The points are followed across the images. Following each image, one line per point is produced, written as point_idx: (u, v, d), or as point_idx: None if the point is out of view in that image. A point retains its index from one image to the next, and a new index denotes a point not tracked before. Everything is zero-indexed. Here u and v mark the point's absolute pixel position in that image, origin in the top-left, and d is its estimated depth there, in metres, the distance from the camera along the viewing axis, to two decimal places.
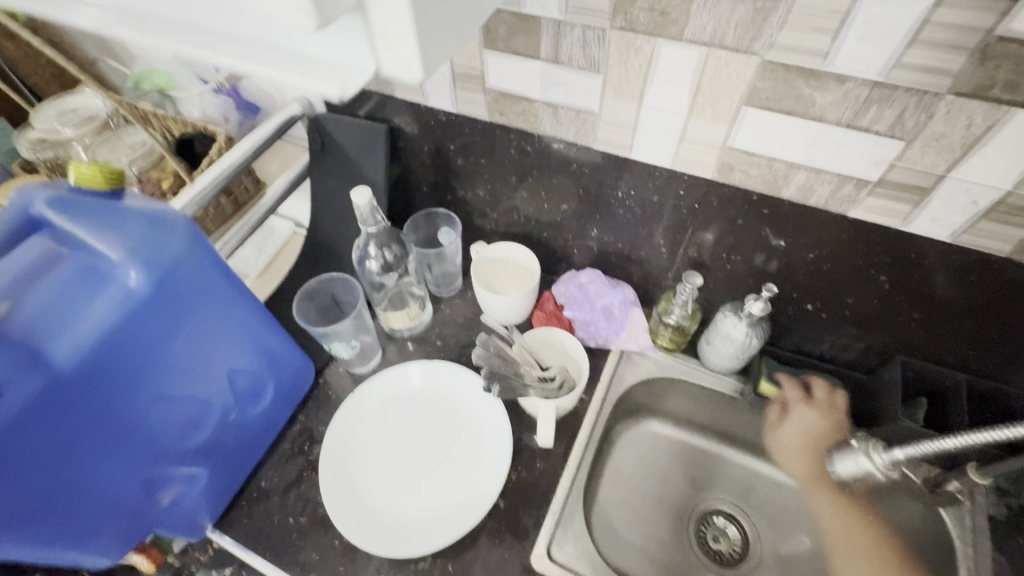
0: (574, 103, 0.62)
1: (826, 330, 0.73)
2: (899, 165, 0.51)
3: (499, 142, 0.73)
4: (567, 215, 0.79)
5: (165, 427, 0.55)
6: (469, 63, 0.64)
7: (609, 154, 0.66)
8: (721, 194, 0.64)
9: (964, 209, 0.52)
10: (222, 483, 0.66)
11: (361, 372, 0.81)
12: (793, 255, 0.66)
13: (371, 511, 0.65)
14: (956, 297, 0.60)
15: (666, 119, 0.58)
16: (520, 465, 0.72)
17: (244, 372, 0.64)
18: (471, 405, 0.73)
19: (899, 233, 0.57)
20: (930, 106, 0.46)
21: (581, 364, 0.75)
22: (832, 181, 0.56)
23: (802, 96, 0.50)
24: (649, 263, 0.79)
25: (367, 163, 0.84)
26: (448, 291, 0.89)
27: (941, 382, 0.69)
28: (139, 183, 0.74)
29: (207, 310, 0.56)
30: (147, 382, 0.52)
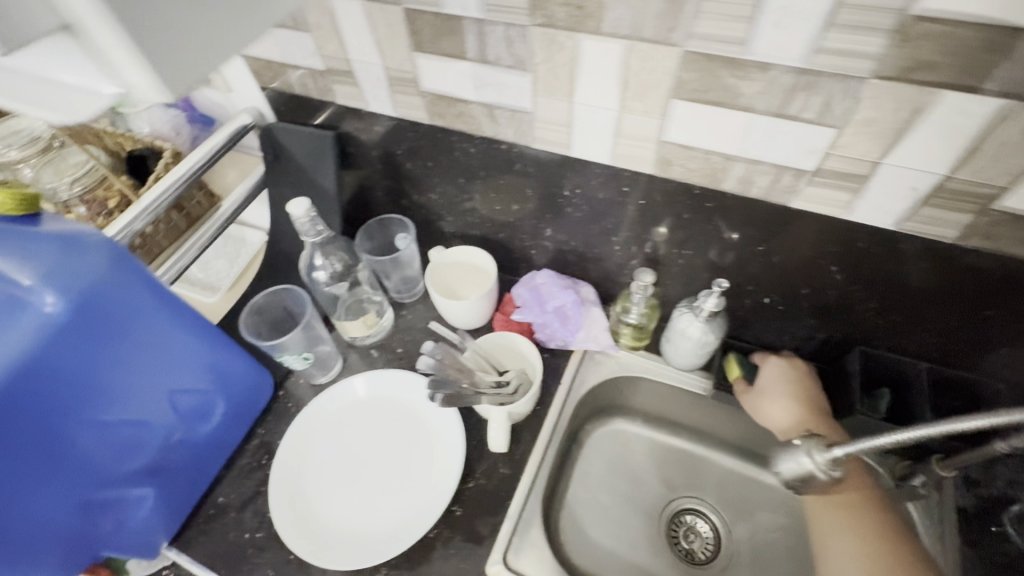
0: (508, 103, 0.61)
1: (787, 322, 0.71)
2: (833, 153, 0.49)
3: (444, 145, 0.72)
4: (520, 215, 0.77)
5: (100, 450, 0.55)
6: (401, 67, 0.63)
7: (551, 152, 0.65)
8: (664, 189, 0.62)
9: (905, 196, 0.50)
10: (174, 501, 0.66)
11: (322, 382, 0.80)
12: (744, 248, 0.64)
13: (321, 524, 0.65)
14: (908, 285, 0.59)
15: (599, 116, 0.57)
16: (477, 472, 0.71)
17: (187, 389, 0.64)
18: (425, 413, 0.72)
19: (844, 222, 0.55)
20: (856, 90, 0.44)
21: (536, 366, 0.74)
22: (771, 172, 0.54)
23: (728, 86, 0.48)
24: (606, 261, 0.78)
25: (319, 171, 0.83)
26: (410, 296, 0.88)
27: (905, 373, 0.67)
28: (83, 204, 0.74)
29: (136, 330, 0.56)
30: (75, 406, 0.52)
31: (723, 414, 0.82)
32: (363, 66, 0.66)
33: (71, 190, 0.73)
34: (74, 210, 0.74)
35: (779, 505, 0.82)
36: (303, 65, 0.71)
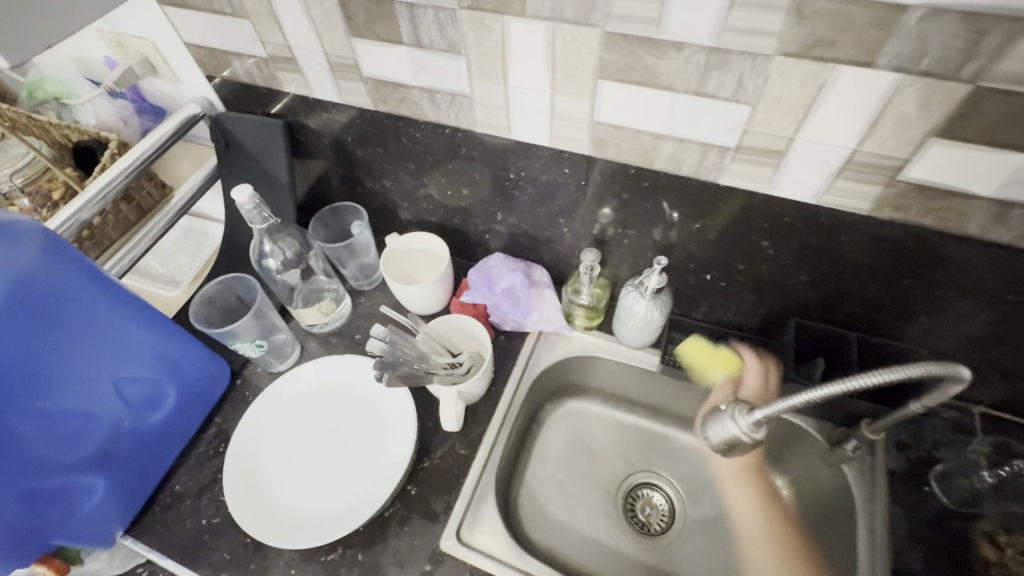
0: (447, 87, 0.62)
1: (728, 298, 0.74)
2: (751, 129, 0.51)
3: (391, 131, 0.72)
4: (471, 200, 0.79)
5: (42, 440, 0.55)
6: (340, 53, 0.64)
7: (493, 136, 0.66)
8: (603, 170, 0.64)
9: (820, 170, 0.52)
10: (127, 490, 0.66)
11: (280, 370, 0.81)
12: (683, 226, 0.66)
13: (273, 507, 0.66)
14: (833, 257, 0.61)
15: (533, 98, 0.58)
16: (433, 452, 0.72)
17: (135, 379, 0.64)
18: (379, 397, 0.73)
19: (770, 197, 0.57)
20: (764, 68, 0.46)
21: (486, 346, 0.75)
22: (697, 150, 0.56)
23: (649, 66, 0.50)
24: (557, 243, 0.79)
25: (271, 161, 0.83)
26: (368, 284, 0.89)
27: (840, 343, 0.70)
28: (26, 195, 0.73)
29: (74, 320, 0.56)
30: (13, 396, 0.52)
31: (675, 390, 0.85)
32: (304, 52, 0.66)
33: (12, 181, 0.72)
34: (16, 202, 0.73)
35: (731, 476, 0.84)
36: (246, 53, 0.71)
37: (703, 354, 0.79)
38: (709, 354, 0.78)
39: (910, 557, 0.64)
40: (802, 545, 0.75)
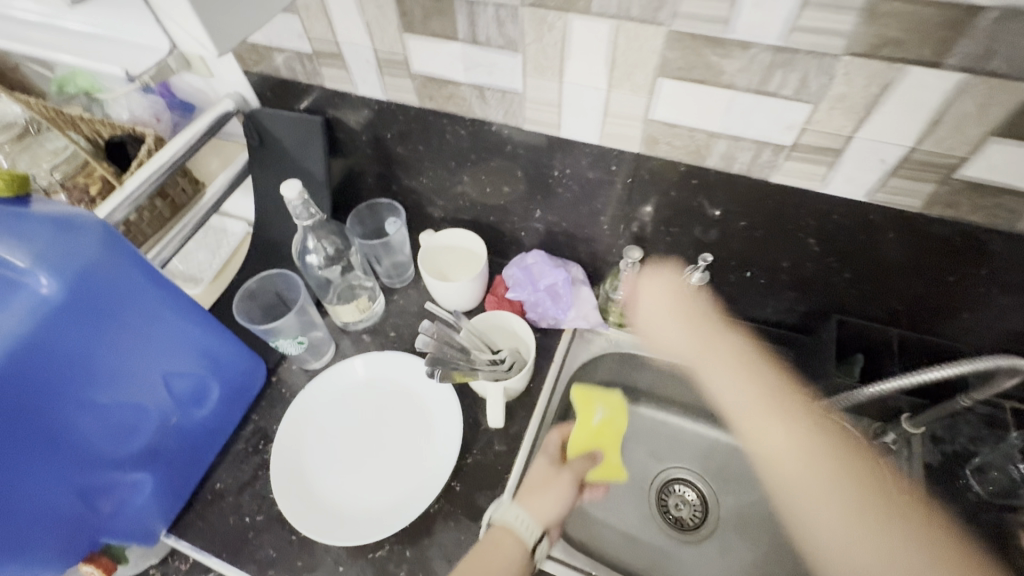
0: (498, 84, 0.62)
1: (766, 296, 0.75)
2: (810, 128, 0.52)
3: (434, 129, 0.73)
4: (510, 197, 0.79)
5: (97, 434, 0.55)
6: (391, 49, 0.64)
7: (541, 134, 0.66)
8: (651, 168, 0.64)
9: (875, 168, 0.53)
10: (171, 487, 0.66)
11: (316, 367, 0.80)
12: (727, 224, 0.67)
13: (322, 503, 0.65)
14: (878, 255, 0.62)
15: (588, 96, 0.59)
16: (475, 448, 0.72)
17: (182, 373, 0.64)
18: (422, 393, 0.73)
19: (820, 195, 0.59)
20: (830, 67, 0.47)
21: (528, 344, 0.75)
22: (751, 148, 0.57)
23: (711, 65, 0.50)
24: (595, 241, 0.80)
25: (308, 157, 0.83)
26: (401, 281, 0.89)
27: (879, 339, 0.71)
28: (64, 190, 0.72)
29: (130, 313, 0.55)
30: (72, 393, 0.51)
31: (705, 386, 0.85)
32: (352, 48, 0.66)
33: (50, 176, 0.71)
34: (53, 197, 0.71)
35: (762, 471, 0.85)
36: (289, 49, 0.71)
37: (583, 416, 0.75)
38: (583, 408, 0.75)
39: None
40: None
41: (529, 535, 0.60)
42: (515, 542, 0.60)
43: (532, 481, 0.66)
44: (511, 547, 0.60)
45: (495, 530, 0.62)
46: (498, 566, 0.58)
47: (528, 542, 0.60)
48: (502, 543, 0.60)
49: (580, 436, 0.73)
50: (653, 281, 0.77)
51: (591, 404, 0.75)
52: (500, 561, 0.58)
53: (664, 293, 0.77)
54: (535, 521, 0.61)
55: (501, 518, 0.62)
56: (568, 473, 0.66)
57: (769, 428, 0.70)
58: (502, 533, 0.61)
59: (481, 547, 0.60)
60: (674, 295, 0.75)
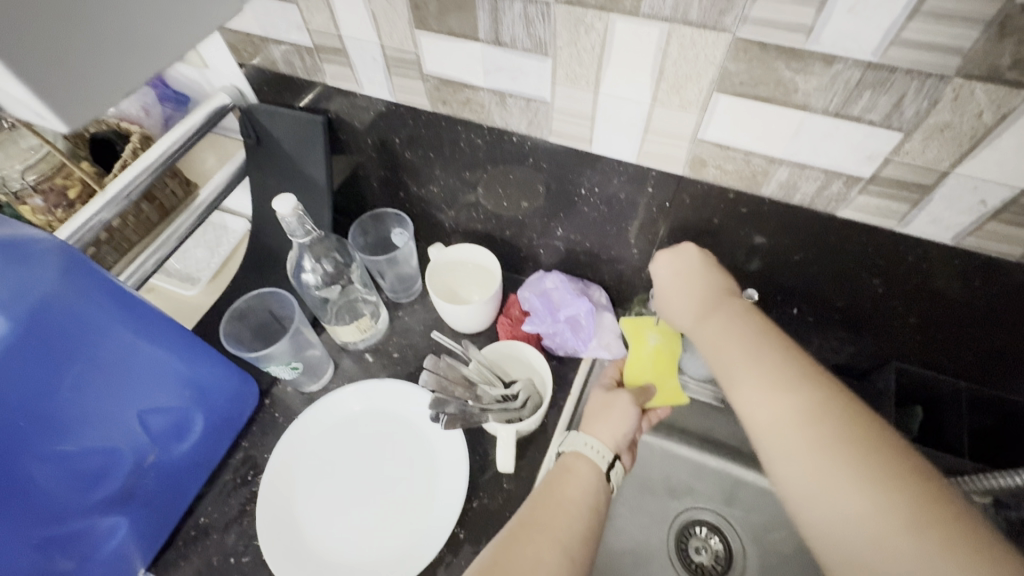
0: (522, 91, 0.54)
1: (813, 335, 0.67)
2: (896, 159, 0.43)
3: (447, 136, 0.65)
4: (529, 213, 0.71)
5: (62, 483, 0.49)
6: (401, 46, 0.56)
7: (567, 147, 0.58)
8: (694, 191, 0.56)
9: (971, 209, 0.45)
10: (149, 526, 0.60)
11: (312, 390, 0.74)
12: (775, 256, 0.59)
13: (312, 552, 0.59)
14: (959, 303, 0.53)
15: (626, 110, 0.50)
16: (482, 491, 0.65)
17: (160, 408, 0.57)
18: (425, 427, 0.66)
19: (895, 234, 0.50)
20: (935, 90, 0.38)
21: (545, 377, 0.68)
22: (819, 178, 0.48)
23: (783, 81, 0.42)
24: (621, 263, 0.72)
25: (308, 160, 0.75)
26: (407, 296, 0.82)
27: (942, 391, 0.63)
28: (39, 194, 0.65)
29: (96, 347, 0.49)
30: (28, 441, 0.45)
31: None
32: (356, 43, 0.58)
33: (24, 178, 0.64)
34: (28, 201, 0.65)
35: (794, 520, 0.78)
36: (288, 42, 0.63)
37: (638, 354, 0.68)
38: (634, 341, 0.68)
39: None
40: None
41: (602, 459, 0.56)
42: (587, 468, 0.55)
43: (592, 413, 0.61)
44: (584, 474, 0.54)
45: (565, 460, 0.57)
46: (573, 496, 0.52)
47: (603, 466, 0.55)
48: (577, 469, 0.55)
49: (631, 368, 0.67)
50: (675, 264, 0.57)
51: (642, 337, 0.68)
52: (576, 491, 0.53)
53: (682, 291, 0.56)
54: (603, 444, 0.57)
55: (568, 447, 0.57)
56: (625, 395, 0.62)
57: (725, 338, 0.50)
58: (576, 461, 0.56)
59: (554, 477, 0.55)
60: (685, 274, 0.56)
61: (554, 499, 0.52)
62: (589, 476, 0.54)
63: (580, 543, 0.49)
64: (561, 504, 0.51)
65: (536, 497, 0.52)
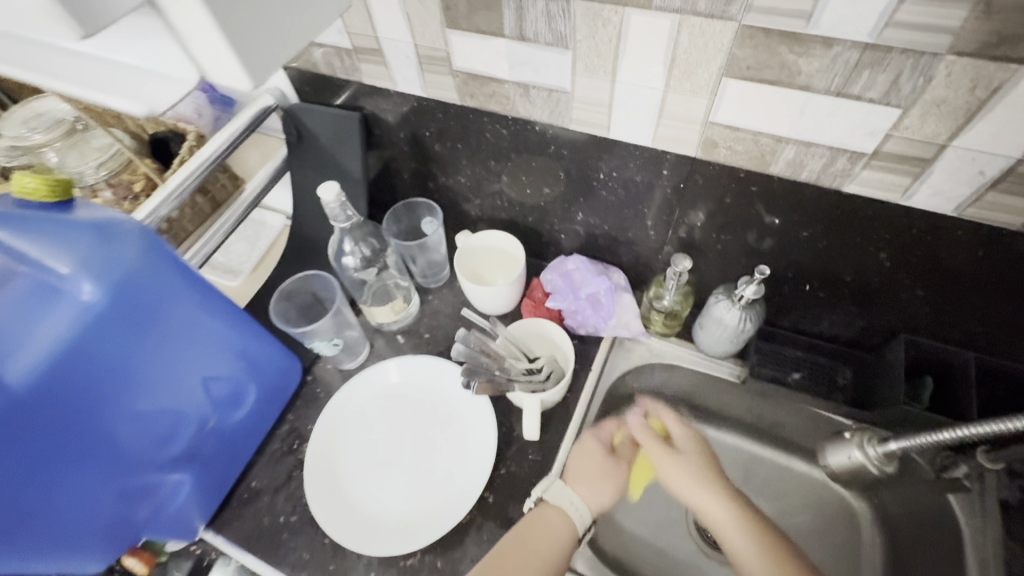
0: (544, 82, 0.58)
1: (826, 311, 0.70)
2: (896, 134, 0.47)
3: (475, 128, 0.70)
4: (550, 198, 0.75)
5: (138, 438, 0.56)
6: (432, 45, 0.61)
7: (587, 135, 0.62)
8: (707, 172, 0.59)
9: (970, 180, 0.47)
10: (209, 487, 0.66)
11: (350, 367, 0.80)
12: (785, 234, 0.62)
13: (353, 510, 0.65)
14: (966, 272, 0.56)
15: (641, 96, 0.54)
16: (509, 459, 0.70)
17: (219, 377, 0.64)
18: (455, 398, 0.71)
19: (900, 207, 0.53)
20: (929, 68, 0.41)
21: (567, 353, 0.72)
22: (824, 155, 0.51)
23: (787, 64, 0.45)
24: (639, 245, 0.76)
25: (344, 154, 0.81)
26: (436, 281, 0.87)
27: (952, 364, 0.64)
28: (110, 187, 0.73)
29: (168, 317, 0.55)
30: (111, 397, 0.52)
31: (749, 401, 0.80)
32: (392, 43, 0.63)
33: (97, 173, 0.72)
34: (100, 194, 0.73)
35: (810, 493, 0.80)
36: (329, 45, 0.69)
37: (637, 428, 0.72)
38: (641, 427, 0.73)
39: None
40: None
41: (580, 520, 0.61)
42: (562, 522, 0.60)
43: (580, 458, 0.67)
44: (558, 526, 0.60)
45: (543, 506, 0.62)
46: (547, 542, 0.58)
47: (578, 525, 0.61)
48: (553, 520, 0.60)
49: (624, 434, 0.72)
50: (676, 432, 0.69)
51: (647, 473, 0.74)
52: (549, 538, 0.59)
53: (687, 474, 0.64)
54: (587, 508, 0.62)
55: (550, 497, 0.62)
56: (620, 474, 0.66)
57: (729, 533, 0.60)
58: (551, 514, 0.61)
59: (531, 520, 0.61)
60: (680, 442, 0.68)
61: (525, 547, 0.58)
62: (561, 530, 0.60)
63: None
64: (541, 542, 0.58)
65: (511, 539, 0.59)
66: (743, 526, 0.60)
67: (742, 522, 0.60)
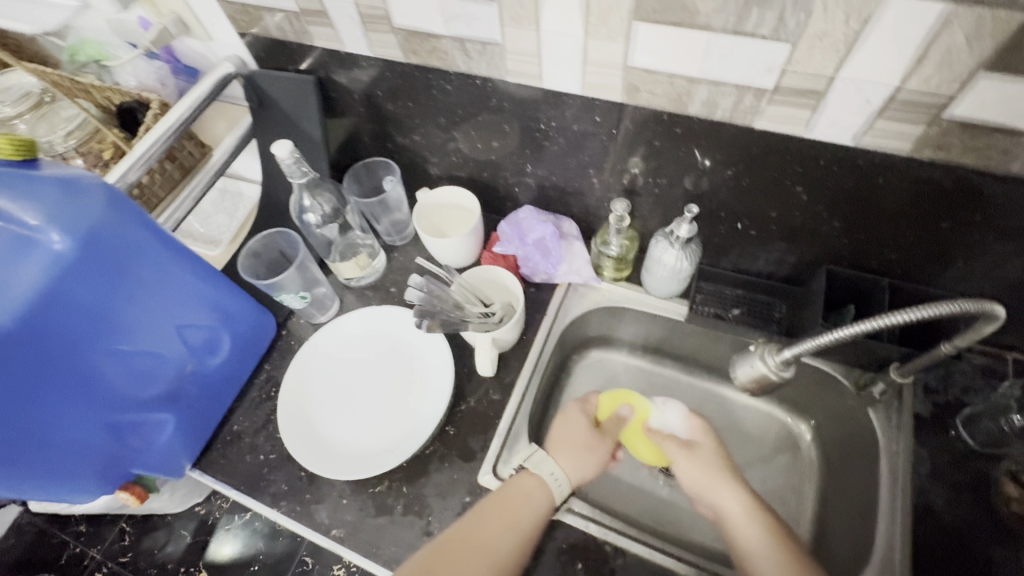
0: (478, 35, 0.62)
1: (758, 248, 0.74)
2: (790, 69, 0.51)
3: (422, 85, 0.73)
4: (500, 153, 0.79)
5: (120, 378, 0.61)
6: (372, 3, 0.64)
7: (523, 86, 0.66)
8: (634, 117, 0.63)
9: (860, 109, 0.51)
10: (194, 429, 0.72)
11: (322, 321, 0.85)
12: (713, 173, 0.66)
13: (327, 445, 0.70)
14: (875, 201, 0.60)
15: (565, 44, 0.58)
16: (469, 396, 0.77)
17: (194, 325, 0.69)
18: (416, 342, 0.77)
19: (805, 140, 0.57)
20: (807, 3, 0.45)
21: (517, 296, 0.78)
22: (733, 93, 0.55)
23: (686, 6, 0.49)
24: (585, 194, 0.80)
25: (304, 118, 0.85)
26: (402, 239, 0.92)
27: (868, 288, 0.69)
28: (81, 156, 0.78)
29: (142, 266, 0.61)
30: (91, 339, 0.57)
31: (696, 338, 0.85)
32: (335, 4, 0.66)
33: (67, 143, 0.77)
34: (71, 162, 0.78)
35: (754, 421, 0.87)
36: (278, 9, 0.71)
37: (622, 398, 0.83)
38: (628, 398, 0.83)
39: (932, 494, 0.66)
40: (822, 488, 0.79)
41: (557, 489, 0.64)
42: (540, 489, 0.63)
43: (566, 424, 0.72)
44: (535, 492, 0.63)
45: (523, 476, 0.65)
46: (521, 507, 0.61)
47: (556, 494, 0.64)
48: (532, 492, 0.63)
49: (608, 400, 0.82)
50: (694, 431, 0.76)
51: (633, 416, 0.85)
52: (524, 504, 0.62)
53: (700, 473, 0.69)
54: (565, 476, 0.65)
55: (533, 467, 0.65)
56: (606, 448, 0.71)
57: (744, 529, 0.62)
58: (528, 482, 0.64)
59: (508, 490, 0.63)
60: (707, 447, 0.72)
61: (498, 513, 0.60)
62: (539, 498, 0.63)
63: (516, 545, 0.59)
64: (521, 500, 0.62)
65: (487, 503, 0.61)
66: (748, 515, 0.63)
67: (750, 511, 0.63)
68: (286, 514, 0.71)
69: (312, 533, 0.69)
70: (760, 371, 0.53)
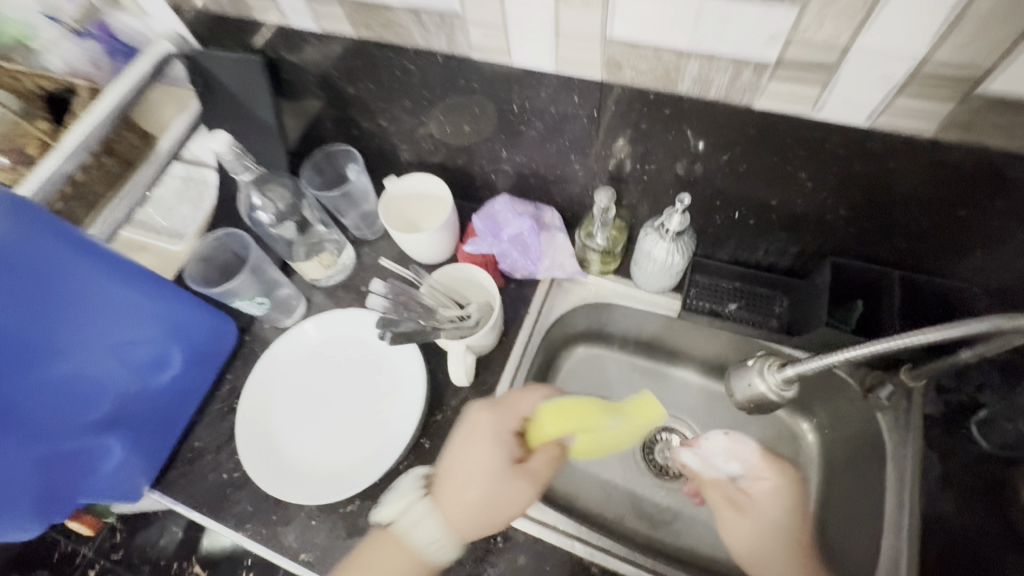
0: (435, 5, 0.53)
1: (759, 238, 0.68)
2: (796, 39, 0.43)
3: (379, 64, 0.65)
4: (472, 137, 0.71)
5: (52, 405, 0.57)
6: None
7: (491, 63, 0.58)
8: (617, 97, 0.56)
9: (877, 86, 0.44)
10: (149, 451, 0.68)
11: (289, 325, 0.79)
12: (708, 157, 0.59)
13: (291, 468, 0.65)
14: (889, 187, 0.53)
15: (534, 14, 0.50)
16: (445, 406, 0.71)
17: (134, 343, 0.64)
18: (386, 350, 0.71)
19: (813, 122, 0.49)
20: None
21: (494, 297, 0.71)
22: (729, 69, 0.47)
23: None
24: (569, 182, 0.73)
25: (255, 102, 0.77)
26: (372, 232, 0.84)
27: (875, 281, 0.63)
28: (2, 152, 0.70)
29: (64, 289, 0.55)
30: (10, 367, 0.52)
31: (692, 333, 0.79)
32: None
33: None
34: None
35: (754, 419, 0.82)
36: None
37: (566, 419, 0.61)
38: (580, 421, 0.61)
39: (943, 504, 0.61)
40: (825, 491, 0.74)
41: (438, 553, 0.56)
42: (414, 563, 0.55)
43: (464, 459, 0.58)
44: (405, 560, 0.55)
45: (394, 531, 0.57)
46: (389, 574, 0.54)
47: (436, 559, 0.56)
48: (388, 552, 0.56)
49: (547, 427, 0.60)
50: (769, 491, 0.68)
51: (607, 411, 0.66)
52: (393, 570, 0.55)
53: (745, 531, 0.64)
54: (448, 536, 0.57)
55: (405, 524, 0.57)
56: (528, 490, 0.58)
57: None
58: (397, 544, 0.56)
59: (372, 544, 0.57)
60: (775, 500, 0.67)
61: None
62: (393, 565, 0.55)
63: None
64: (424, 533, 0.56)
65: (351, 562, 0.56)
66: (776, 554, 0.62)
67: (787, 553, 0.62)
68: (252, 538, 0.66)
69: (280, 557, 0.65)
70: (758, 389, 0.48)
